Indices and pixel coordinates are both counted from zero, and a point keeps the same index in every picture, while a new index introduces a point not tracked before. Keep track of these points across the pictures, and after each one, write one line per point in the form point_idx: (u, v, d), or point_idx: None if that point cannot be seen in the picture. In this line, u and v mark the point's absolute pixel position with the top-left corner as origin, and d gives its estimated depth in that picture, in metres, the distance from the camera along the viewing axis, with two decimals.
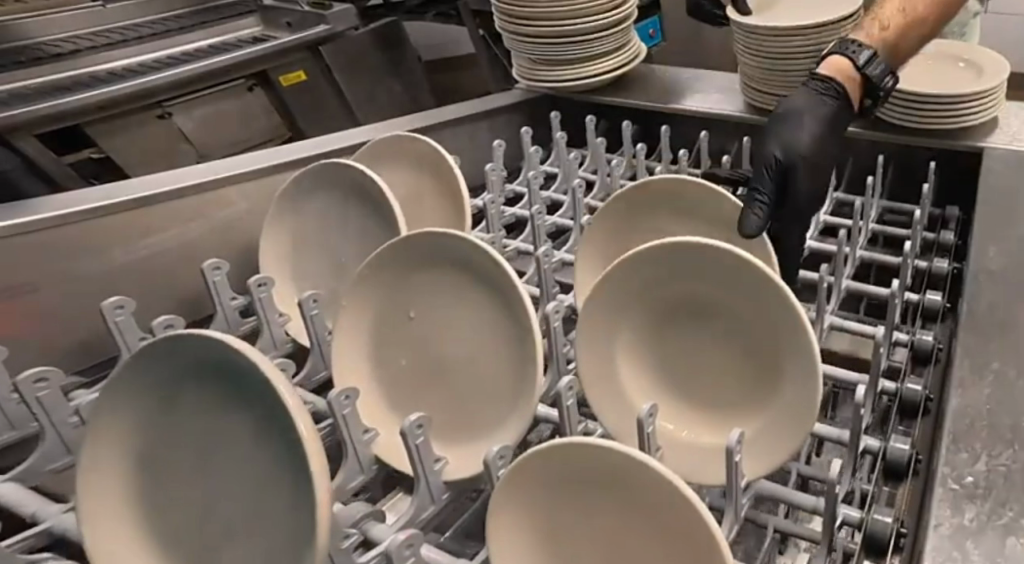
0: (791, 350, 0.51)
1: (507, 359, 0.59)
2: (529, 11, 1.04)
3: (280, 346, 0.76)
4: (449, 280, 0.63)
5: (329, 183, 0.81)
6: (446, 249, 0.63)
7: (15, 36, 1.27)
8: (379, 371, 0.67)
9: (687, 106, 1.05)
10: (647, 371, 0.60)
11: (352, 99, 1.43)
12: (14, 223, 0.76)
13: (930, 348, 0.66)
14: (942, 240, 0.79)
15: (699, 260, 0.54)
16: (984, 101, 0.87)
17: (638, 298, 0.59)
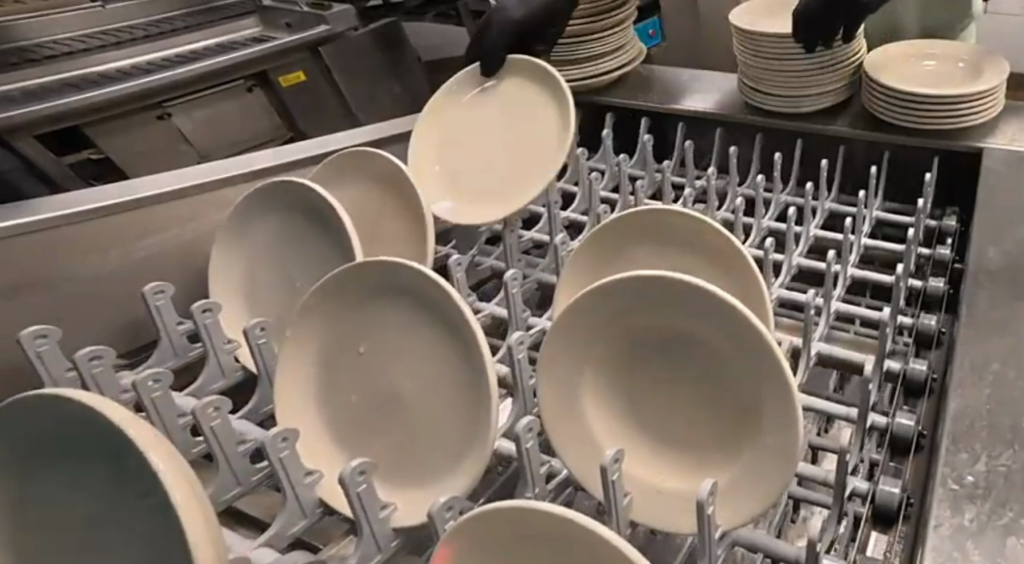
0: (767, 393, 0.47)
1: (460, 399, 0.56)
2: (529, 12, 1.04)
3: (227, 375, 0.74)
4: (404, 313, 0.60)
5: (290, 205, 0.78)
6: (400, 280, 0.59)
7: (15, 37, 1.27)
8: (332, 408, 0.64)
9: (687, 107, 1.04)
10: (616, 414, 0.55)
11: (352, 99, 1.41)
12: (15, 223, 0.76)
13: (922, 381, 0.62)
14: (939, 257, 0.76)
15: (668, 295, 0.50)
16: (983, 102, 0.88)
17: (601, 335, 0.55)
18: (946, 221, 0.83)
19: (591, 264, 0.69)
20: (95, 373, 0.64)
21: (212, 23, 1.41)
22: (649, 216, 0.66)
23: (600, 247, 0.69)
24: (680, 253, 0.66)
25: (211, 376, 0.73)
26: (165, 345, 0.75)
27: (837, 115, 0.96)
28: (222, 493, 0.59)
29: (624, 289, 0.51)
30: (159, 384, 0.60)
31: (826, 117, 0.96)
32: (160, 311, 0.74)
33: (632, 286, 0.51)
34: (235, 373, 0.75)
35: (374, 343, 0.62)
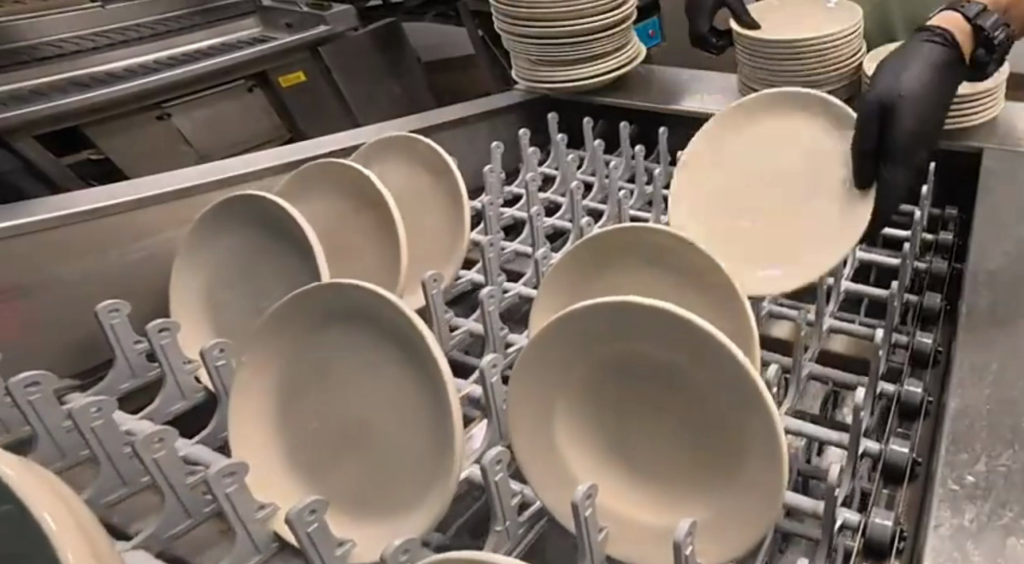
0: (742, 431, 0.45)
1: (420, 430, 0.54)
2: (530, 12, 1.04)
3: (187, 396, 0.73)
4: (362, 339, 0.58)
5: (262, 226, 0.77)
6: (361, 306, 0.57)
7: (16, 37, 1.27)
8: (298, 435, 0.62)
9: (683, 106, 1.04)
10: (590, 443, 0.54)
11: (352, 99, 1.42)
12: (15, 223, 0.76)
13: (919, 403, 0.60)
14: (935, 271, 0.76)
15: (642, 325, 0.48)
16: (984, 101, 0.88)
17: (571, 363, 0.53)
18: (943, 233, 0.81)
19: (569, 284, 0.68)
20: (32, 400, 0.62)
21: (212, 23, 1.41)
22: (623, 235, 0.64)
23: (573, 267, 0.67)
24: (653, 272, 0.64)
25: (168, 400, 0.72)
26: (121, 365, 0.74)
27: None
28: (173, 523, 0.59)
29: (594, 319, 0.50)
30: (101, 412, 0.60)
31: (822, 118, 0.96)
32: (116, 331, 0.73)
33: (599, 318, 0.49)
34: (195, 396, 0.74)
35: (337, 369, 0.59)
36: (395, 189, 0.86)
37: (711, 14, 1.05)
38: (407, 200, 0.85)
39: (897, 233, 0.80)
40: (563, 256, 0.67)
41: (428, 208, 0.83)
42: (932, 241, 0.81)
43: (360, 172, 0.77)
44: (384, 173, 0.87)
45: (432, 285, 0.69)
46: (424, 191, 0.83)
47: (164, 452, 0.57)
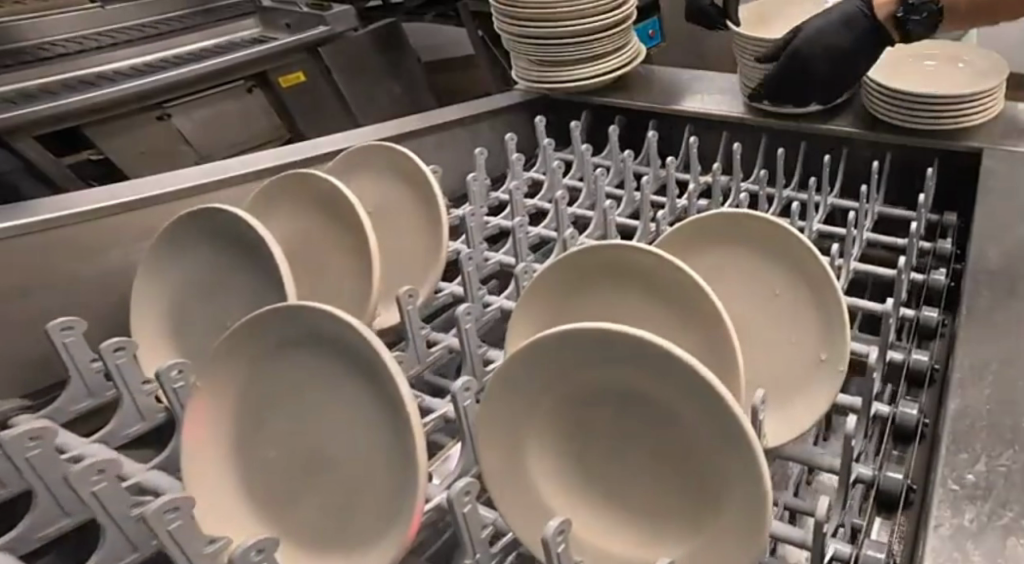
0: (729, 465, 0.40)
1: (382, 464, 0.48)
2: (530, 12, 1.04)
3: (147, 418, 0.69)
4: (320, 363, 0.52)
5: (221, 238, 0.72)
6: (321, 329, 0.50)
7: (17, 37, 1.27)
8: (250, 469, 0.56)
9: (686, 107, 1.04)
10: (566, 479, 0.48)
11: (352, 100, 1.42)
12: (17, 223, 0.77)
13: (914, 426, 0.59)
14: (932, 284, 0.73)
15: (625, 351, 0.43)
16: (984, 101, 0.88)
17: (544, 394, 0.47)
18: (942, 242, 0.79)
19: (547, 307, 0.61)
20: None
21: (212, 23, 1.41)
22: (604, 253, 0.57)
23: (548, 290, 0.60)
24: (640, 297, 0.56)
25: (124, 423, 0.67)
26: (77, 385, 0.69)
27: (837, 115, 0.96)
28: (118, 555, 0.53)
29: (566, 345, 0.44)
30: (36, 443, 0.53)
31: (824, 119, 0.96)
32: (70, 348, 0.67)
33: (574, 343, 0.44)
34: (155, 417, 0.69)
35: (293, 397, 0.53)
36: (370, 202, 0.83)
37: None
38: (387, 212, 0.81)
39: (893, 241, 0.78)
40: (542, 274, 0.59)
41: (402, 224, 0.80)
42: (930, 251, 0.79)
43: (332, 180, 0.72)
44: (358, 186, 0.84)
45: (409, 300, 0.65)
46: (398, 205, 0.81)
47: (104, 486, 0.51)
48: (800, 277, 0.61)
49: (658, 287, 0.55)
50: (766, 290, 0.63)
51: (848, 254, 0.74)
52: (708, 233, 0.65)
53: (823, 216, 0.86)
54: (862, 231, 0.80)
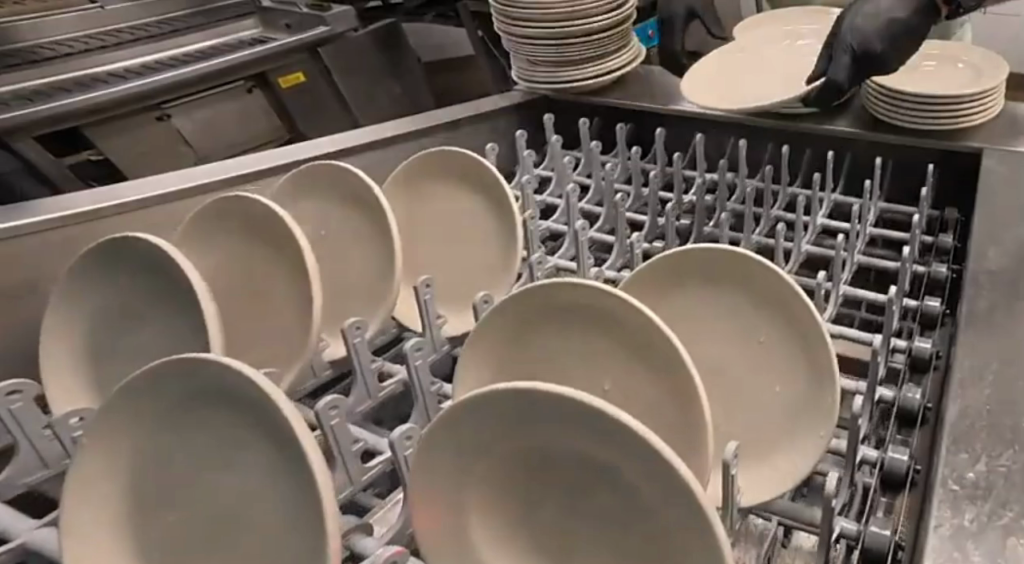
0: (686, 541, 0.36)
1: (289, 536, 0.42)
2: (524, 14, 1.04)
3: (51, 464, 0.66)
4: (213, 421, 0.45)
5: (127, 270, 0.67)
6: (210, 384, 0.44)
7: (18, 37, 1.27)
8: (154, 536, 0.50)
9: (685, 107, 1.04)
10: (514, 543, 0.44)
11: (352, 100, 1.43)
12: (12, 224, 0.77)
13: (905, 475, 0.54)
14: (927, 309, 0.70)
15: (553, 415, 0.38)
16: (984, 101, 0.87)
17: (479, 456, 0.42)
18: (936, 266, 0.76)
19: (497, 349, 0.57)
20: None
21: (212, 23, 1.41)
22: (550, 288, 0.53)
23: (498, 330, 0.57)
24: (599, 337, 0.53)
25: (22, 471, 0.64)
26: None
27: (838, 117, 0.96)
28: None
29: (490, 404, 0.40)
30: None
31: (826, 120, 0.95)
32: None
33: (503, 401, 0.39)
34: (60, 464, 0.66)
35: (189, 458, 0.47)
36: (321, 224, 0.79)
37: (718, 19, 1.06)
38: (339, 233, 0.77)
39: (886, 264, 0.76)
40: (490, 314, 0.56)
41: (358, 246, 0.76)
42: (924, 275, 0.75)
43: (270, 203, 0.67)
44: (306, 208, 0.80)
45: (355, 332, 0.63)
46: (349, 231, 0.76)
47: None
48: (787, 327, 0.57)
49: (617, 331, 0.51)
50: (746, 328, 0.59)
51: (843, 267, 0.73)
52: (690, 266, 0.61)
53: (812, 239, 0.84)
54: (853, 253, 0.77)
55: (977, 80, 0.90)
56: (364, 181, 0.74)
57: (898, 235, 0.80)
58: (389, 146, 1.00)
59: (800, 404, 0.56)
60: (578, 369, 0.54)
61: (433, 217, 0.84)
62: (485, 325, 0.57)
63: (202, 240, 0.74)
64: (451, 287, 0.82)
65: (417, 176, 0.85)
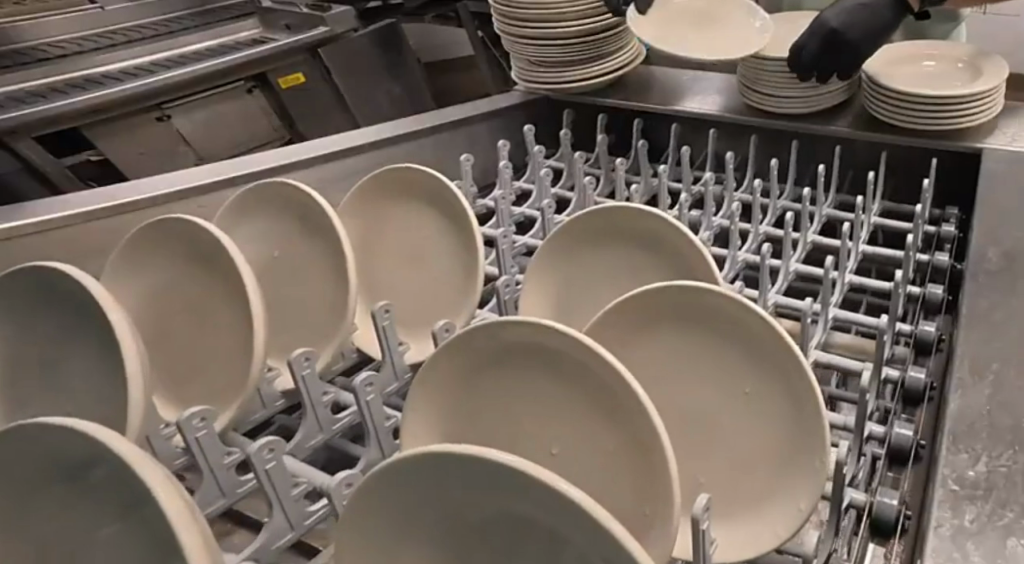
0: None
1: None
2: (534, 14, 1.03)
3: None
4: (97, 500, 0.40)
5: (39, 304, 0.62)
6: (95, 457, 0.40)
7: (20, 37, 1.28)
8: None
9: (686, 107, 1.04)
10: None
11: (351, 100, 1.44)
12: (17, 223, 0.79)
13: (894, 520, 0.51)
14: (921, 334, 0.66)
15: (475, 475, 0.34)
16: (984, 102, 0.87)
17: (423, 516, 0.39)
18: (931, 287, 0.72)
19: (449, 382, 0.52)
20: None
21: (214, 23, 1.41)
22: (487, 330, 0.48)
23: (453, 368, 0.51)
24: (551, 384, 0.47)
25: None
26: None
27: (836, 117, 0.96)
28: None
29: (415, 466, 0.37)
30: None
31: (824, 121, 0.95)
32: None
33: (434, 462, 0.36)
34: None
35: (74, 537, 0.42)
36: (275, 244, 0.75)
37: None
38: (294, 252, 0.74)
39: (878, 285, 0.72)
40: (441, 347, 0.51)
41: (318, 266, 0.72)
42: (918, 297, 0.72)
43: (208, 227, 0.65)
44: (259, 226, 0.76)
45: (304, 364, 0.62)
46: (301, 254, 0.73)
47: None
48: (767, 369, 0.50)
49: (575, 378, 0.45)
50: (730, 373, 0.52)
51: (848, 257, 0.73)
52: (664, 307, 0.54)
53: (801, 256, 0.80)
54: (843, 273, 0.73)
55: (977, 80, 0.90)
56: (315, 199, 0.70)
57: (894, 253, 0.77)
58: (388, 146, 1.00)
59: (777, 457, 0.50)
60: (530, 416, 0.47)
61: (391, 238, 0.80)
62: (430, 366, 0.52)
63: (147, 260, 0.71)
64: (412, 312, 0.78)
65: (379, 194, 0.81)
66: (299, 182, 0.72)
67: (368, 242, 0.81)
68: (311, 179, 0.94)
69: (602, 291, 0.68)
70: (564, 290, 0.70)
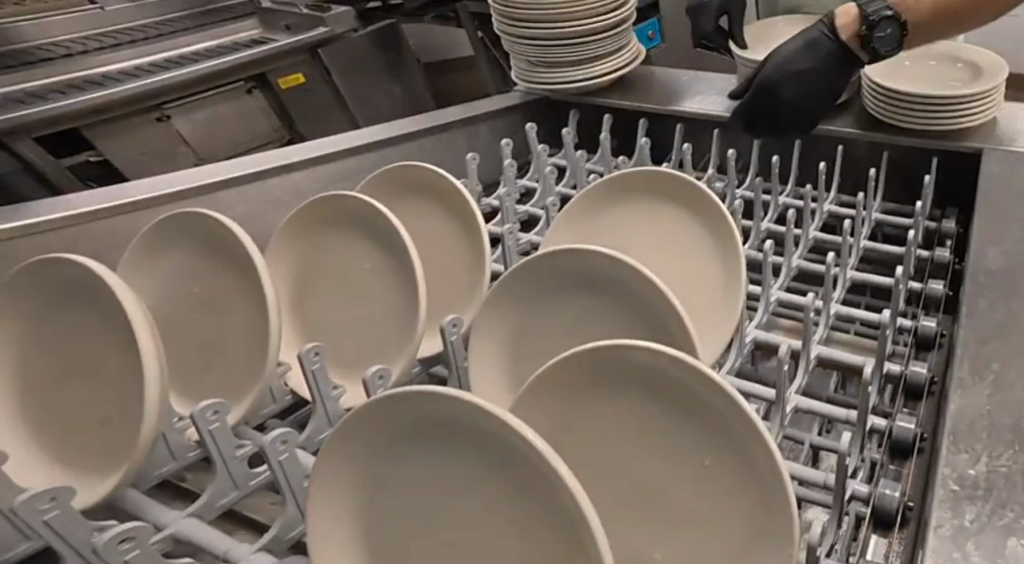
0: None
1: None
2: (535, 13, 1.02)
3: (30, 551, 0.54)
4: None
5: None
6: None
7: (23, 37, 1.28)
8: None
9: (686, 107, 1.04)
10: None
11: (352, 100, 1.44)
12: (17, 224, 0.80)
13: None
14: (911, 377, 0.61)
15: None
16: (985, 101, 0.87)
17: None
18: (924, 320, 0.68)
19: (367, 445, 0.45)
20: None
21: (214, 23, 1.41)
22: (404, 400, 0.41)
23: (365, 437, 0.45)
24: (473, 463, 0.40)
25: None
26: None
27: (836, 117, 0.96)
28: None
29: None
30: None
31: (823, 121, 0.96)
32: None
33: None
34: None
35: None
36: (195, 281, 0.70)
37: (714, 14, 1.02)
38: (207, 288, 0.69)
39: (866, 315, 0.68)
40: (348, 415, 0.45)
41: (238, 309, 0.67)
42: (910, 330, 0.67)
43: (95, 271, 0.59)
44: (178, 257, 0.71)
45: (211, 417, 0.57)
46: (225, 290, 0.68)
47: None
48: (725, 443, 0.44)
49: (494, 456, 0.39)
50: (683, 447, 0.45)
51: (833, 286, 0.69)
52: (602, 371, 0.47)
53: (786, 282, 0.75)
54: (829, 303, 0.69)
55: (979, 80, 0.90)
56: (225, 225, 0.66)
57: (881, 280, 0.73)
58: (386, 147, 1.00)
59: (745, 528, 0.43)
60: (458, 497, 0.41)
61: (336, 270, 0.75)
62: (343, 439, 0.46)
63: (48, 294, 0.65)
64: (357, 351, 0.72)
65: (324, 221, 0.76)
66: (227, 219, 0.66)
67: (315, 270, 0.76)
68: (311, 179, 0.94)
69: (556, 338, 0.61)
70: (515, 324, 0.63)
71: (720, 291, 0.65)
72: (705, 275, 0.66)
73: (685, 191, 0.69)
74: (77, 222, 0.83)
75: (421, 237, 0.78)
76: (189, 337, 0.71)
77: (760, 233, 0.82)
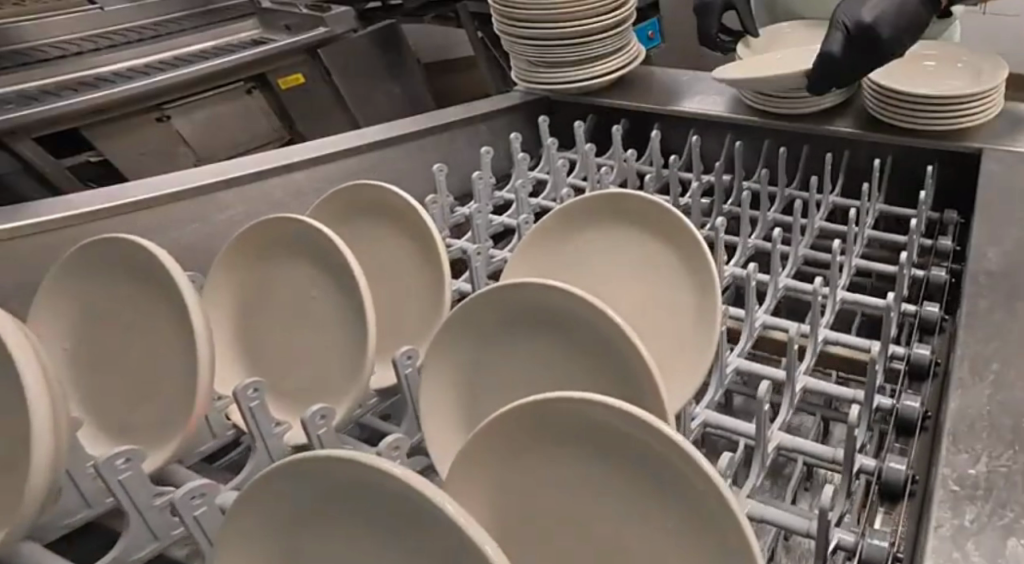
0: None
1: None
2: (535, 13, 1.02)
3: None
4: None
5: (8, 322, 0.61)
6: None
7: (25, 36, 1.28)
8: None
9: (686, 107, 1.04)
10: None
11: (352, 101, 1.44)
12: (15, 224, 0.80)
13: None
14: (904, 411, 0.59)
15: None
16: (986, 101, 0.87)
17: None
18: (919, 347, 0.66)
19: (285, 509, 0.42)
20: None
21: (214, 24, 1.41)
22: (324, 463, 0.38)
23: (280, 499, 0.41)
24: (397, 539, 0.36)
25: None
26: None
27: (837, 117, 0.96)
28: None
29: None
30: None
31: (823, 121, 0.95)
32: None
33: None
34: None
35: None
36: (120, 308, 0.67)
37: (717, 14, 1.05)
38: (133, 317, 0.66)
39: (856, 342, 0.66)
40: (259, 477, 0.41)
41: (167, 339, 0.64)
42: (903, 357, 0.65)
43: None
44: (105, 283, 0.68)
45: (121, 467, 0.54)
46: (156, 316, 0.65)
47: None
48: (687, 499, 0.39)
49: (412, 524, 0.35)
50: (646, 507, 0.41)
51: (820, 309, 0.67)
52: (547, 429, 0.43)
53: (773, 304, 0.74)
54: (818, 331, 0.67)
55: (981, 79, 0.91)
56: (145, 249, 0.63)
57: (872, 300, 0.71)
58: (385, 148, 1.00)
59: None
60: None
61: (297, 299, 0.72)
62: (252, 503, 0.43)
63: None
64: (317, 384, 0.69)
65: (285, 245, 0.73)
66: (145, 243, 0.63)
67: (278, 296, 0.74)
68: (310, 179, 0.94)
69: (519, 372, 0.57)
70: (474, 356, 0.59)
71: (695, 328, 0.63)
72: (680, 312, 0.64)
73: (664, 221, 0.68)
74: (76, 223, 0.83)
75: (392, 264, 0.76)
76: (126, 366, 0.68)
77: (746, 249, 0.81)
